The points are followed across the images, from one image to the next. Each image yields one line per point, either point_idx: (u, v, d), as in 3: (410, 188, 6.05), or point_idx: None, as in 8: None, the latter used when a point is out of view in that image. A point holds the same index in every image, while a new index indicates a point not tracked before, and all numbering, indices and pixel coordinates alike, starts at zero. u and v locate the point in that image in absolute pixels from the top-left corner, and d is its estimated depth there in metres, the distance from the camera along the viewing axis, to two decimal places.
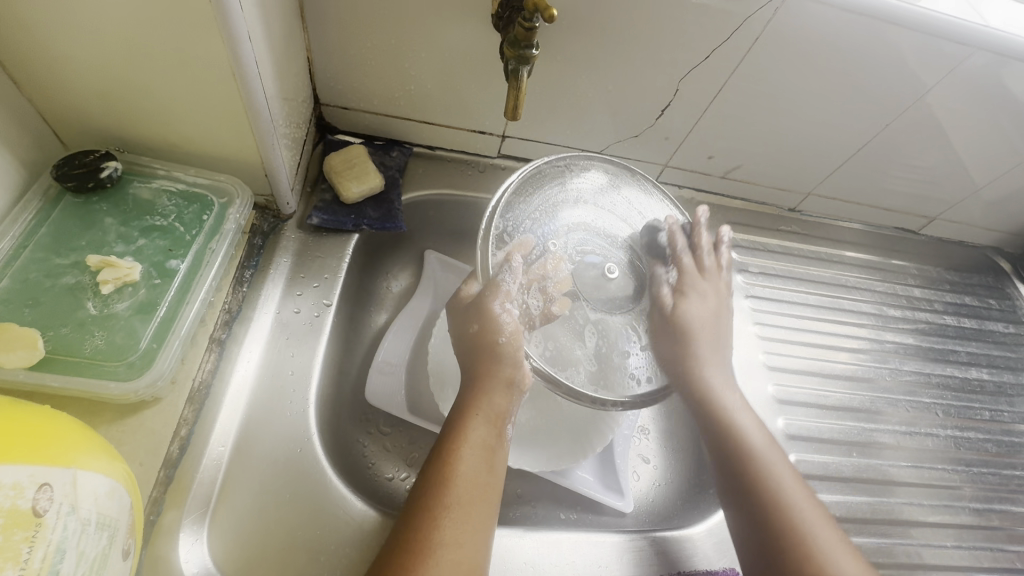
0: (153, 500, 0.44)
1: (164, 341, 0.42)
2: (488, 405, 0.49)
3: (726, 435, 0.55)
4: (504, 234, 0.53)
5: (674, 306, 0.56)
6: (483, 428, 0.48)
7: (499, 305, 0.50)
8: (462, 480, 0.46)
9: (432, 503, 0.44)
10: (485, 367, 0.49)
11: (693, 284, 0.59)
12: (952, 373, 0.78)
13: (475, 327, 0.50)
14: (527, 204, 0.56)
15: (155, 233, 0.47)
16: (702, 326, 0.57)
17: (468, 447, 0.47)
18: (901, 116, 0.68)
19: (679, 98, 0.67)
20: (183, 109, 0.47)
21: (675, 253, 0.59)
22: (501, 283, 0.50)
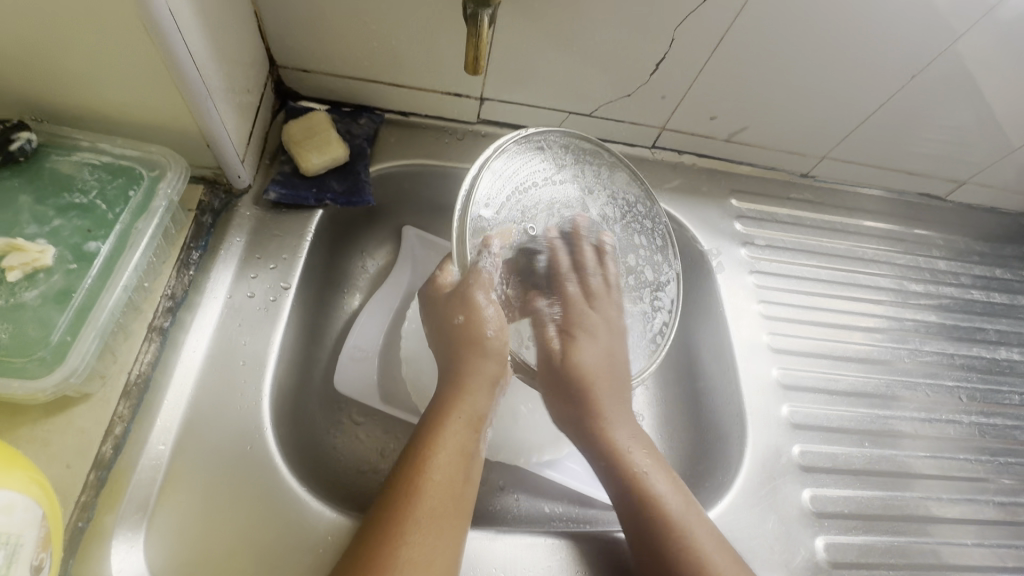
0: (82, 505, 0.40)
1: (80, 333, 0.38)
2: (470, 406, 0.44)
3: (624, 474, 0.49)
4: (483, 217, 0.46)
5: (562, 350, 0.50)
6: (462, 431, 0.44)
7: (484, 295, 0.46)
8: (435, 491, 0.41)
9: (398, 516, 0.39)
10: (469, 363, 0.45)
11: (582, 317, 0.51)
12: (978, 354, 0.71)
13: (461, 318, 0.45)
14: (506, 179, 0.49)
15: (73, 213, 0.42)
16: (597, 375, 0.50)
17: (443, 453, 0.42)
18: (930, 66, 0.60)
19: (675, 50, 0.59)
20: (97, 69, 0.41)
21: (559, 277, 0.51)
22: (483, 271, 0.45)
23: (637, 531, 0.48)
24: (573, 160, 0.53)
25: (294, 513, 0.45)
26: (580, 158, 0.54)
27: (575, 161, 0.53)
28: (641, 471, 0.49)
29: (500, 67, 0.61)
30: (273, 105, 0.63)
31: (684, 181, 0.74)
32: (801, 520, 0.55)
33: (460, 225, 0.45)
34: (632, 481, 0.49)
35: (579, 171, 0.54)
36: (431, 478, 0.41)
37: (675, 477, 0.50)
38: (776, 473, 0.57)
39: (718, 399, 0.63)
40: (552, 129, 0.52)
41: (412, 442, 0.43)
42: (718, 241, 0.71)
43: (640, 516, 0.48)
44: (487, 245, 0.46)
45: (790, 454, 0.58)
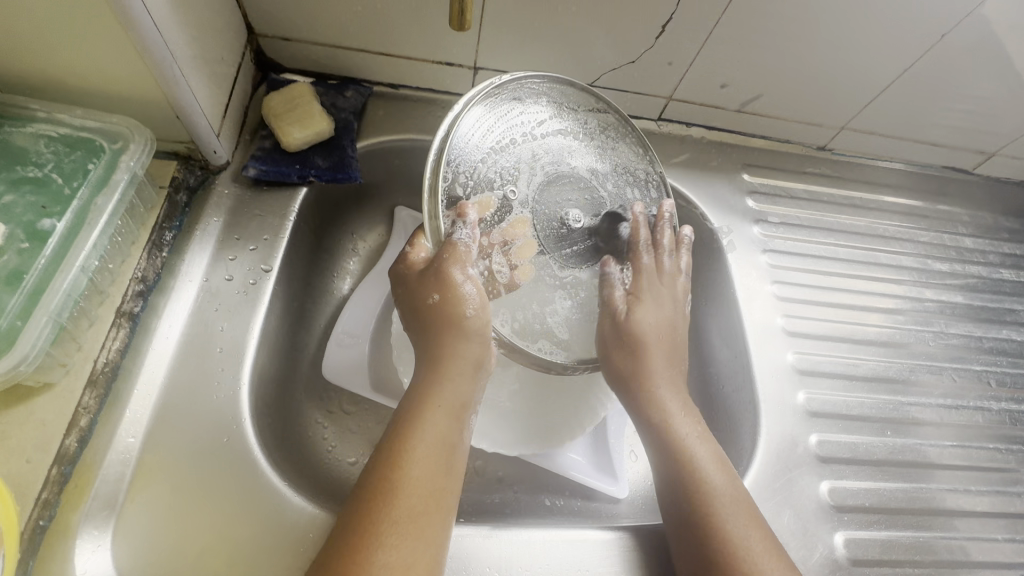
0: (43, 503, 0.37)
1: (31, 318, 0.36)
2: (451, 394, 0.41)
3: (678, 455, 0.46)
4: (456, 188, 0.42)
5: (630, 316, 0.46)
6: (444, 422, 0.41)
7: (459, 271, 0.41)
8: (414, 487, 0.38)
9: (374, 515, 0.36)
10: (448, 347, 0.42)
11: (654, 287, 0.48)
12: (1008, 337, 0.67)
13: (435, 297, 0.41)
14: (479, 142, 0.43)
15: (26, 187, 0.39)
16: (659, 342, 0.48)
17: (422, 445, 0.39)
18: (961, 25, 0.55)
19: (683, 10, 0.55)
20: (45, 34, 0.38)
21: (636, 246, 0.47)
22: (458, 245, 0.40)
23: (684, 513, 0.44)
24: (552, 112, 0.47)
25: (273, 510, 0.42)
26: (560, 110, 0.48)
27: (553, 112, 0.47)
28: (692, 448, 0.46)
29: (494, 33, 0.57)
30: (254, 77, 0.59)
31: (692, 155, 0.69)
32: (819, 514, 0.51)
33: (431, 196, 0.41)
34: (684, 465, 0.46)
35: (562, 124, 0.47)
36: (409, 474, 0.38)
37: (722, 455, 0.47)
38: (791, 464, 0.53)
39: (729, 385, 0.59)
40: (528, 76, 0.46)
41: (389, 434, 0.40)
42: (729, 218, 0.66)
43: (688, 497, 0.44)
44: (462, 214, 0.41)
45: (807, 443, 0.54)
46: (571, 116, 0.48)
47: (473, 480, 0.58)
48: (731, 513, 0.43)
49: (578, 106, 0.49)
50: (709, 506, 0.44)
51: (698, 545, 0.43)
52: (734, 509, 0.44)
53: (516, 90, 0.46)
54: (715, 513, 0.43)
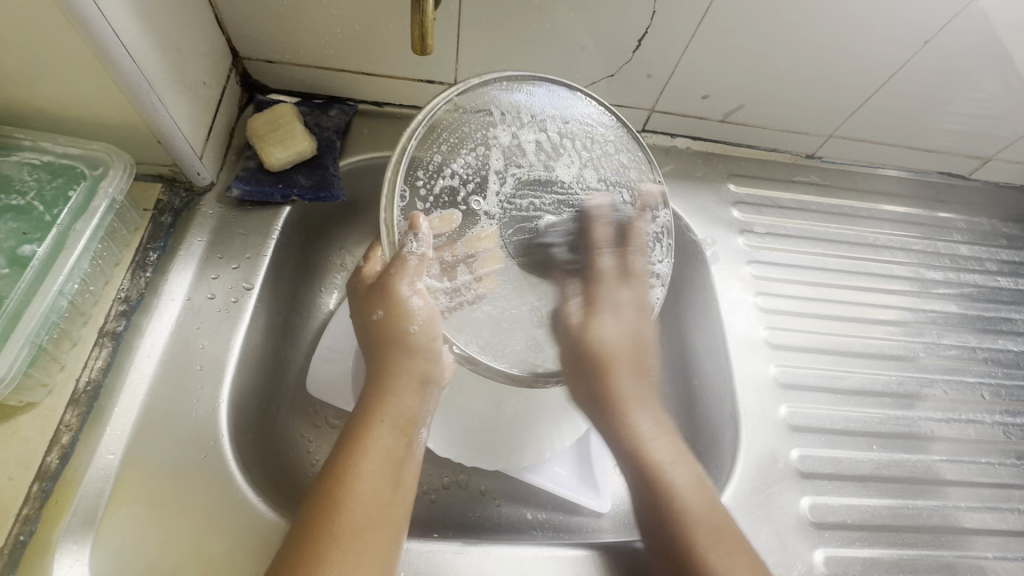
0: (24, 518, 0.39)
1: (8, 342, 0.37)
2: (395, 409, 0.42)
3: (643, 460, 0.47)
4: (415, 202, 0.42)
5: (582, 327, 0.45)
6: (389, 436, 0.42)
7: (407, 286, 0.41)
8: (357, 502, 0.39)
9: (318, 531, 0.37)
10: (396, 362, 0.42)
11: (614, 295, 0.47)
12: (1004, 347, 0.65)
13: (381, 313, 0.42)
14: (443, 154, 0.43)
15: (9, 214, 0.41)
16: (610, 348, 0.47)
17: (369, 459, 0.40)
18: (944, 30, 0.54)
19: (659, 24, 0.55)
20: (26, 68, 0.40)
21: (592, 241, 0.46)
22: (407, 258, 0.40)
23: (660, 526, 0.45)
24: (522, 114, 0.45)
25: (247, 524, 0.43)
26: (531, 113, 0.46)
27: (523, 117, 0.45)
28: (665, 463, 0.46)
29: (473, 50, 0.58)
30: (240, 98, 0.61)
31: (678, 166, 0.69)
32: (799, 530, 0.50)
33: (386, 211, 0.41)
34: (650, 472, 0.46)
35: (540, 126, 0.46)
36: (354, 489, 0.39)
37: (699, 473, 0.47)
38: (771, 479, 0.52)
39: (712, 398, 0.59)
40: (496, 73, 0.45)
41: (335, 451, 0.41)
42: (714, 229, 0.66)
43: (653, 505, 0.45)
44: (413, 226, 0.40)
45: (788, 458, 0.54)
46: (553, 120, 0.46)
47: (456, 494, 0.59)
48: (708, 529, 0.44)
49: (556, 105, 0.46)
50: (681, 523, 0.44)
51: (670, 558, 0.43)
52: (712, 525, 0.44)
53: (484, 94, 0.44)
54: (690, 525, 0.44)
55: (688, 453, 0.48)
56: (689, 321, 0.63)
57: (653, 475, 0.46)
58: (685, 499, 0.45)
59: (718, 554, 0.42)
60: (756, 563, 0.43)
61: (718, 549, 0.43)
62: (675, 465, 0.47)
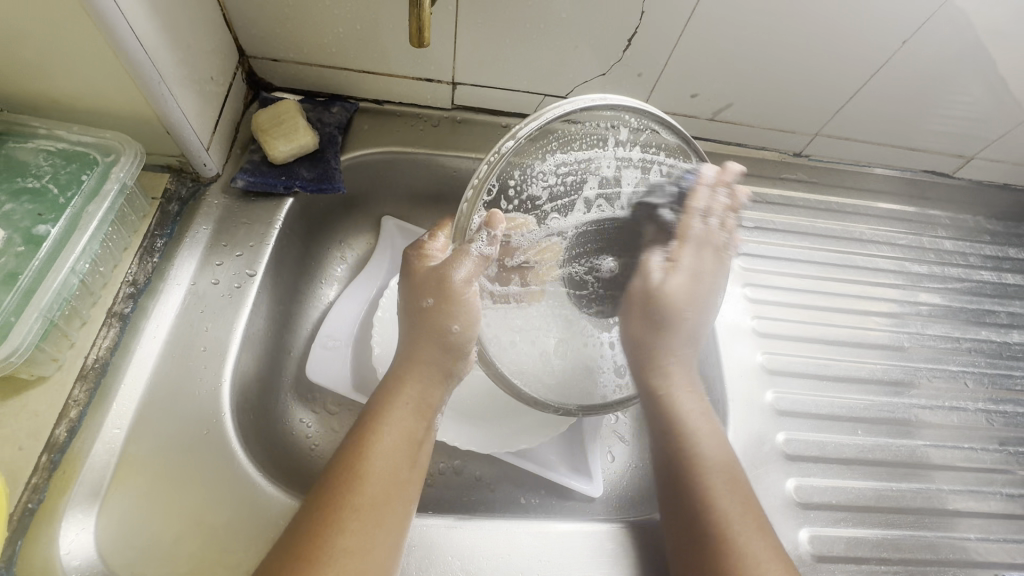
0: (33, 487, 0.40)
1: (23, 315, 0.39)
2: (420, 395, 0.44)
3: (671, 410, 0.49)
4: (501, 199, 0.45)
5: (659, 284, 0.49)
6: (410, 419, 0.43)
7: (462, 278, 0.44)
8: (376, 479, 0.40)
9: (337, 504, 0.39)
10: (426, 349, 0.44)
11: (693, 254, 0.50)
12: (987, 337, 0.67)
13: (431, 303, 0.44)
14: (539, 163, 0.46)
15: (25, 197, 0.43)
16: (682, 308, 0.50)
17: (389, 440, 0.42)
18: (921, 31, 0.56)
19: (648, 25, 0.57)
20: (45, 59, 0.42)
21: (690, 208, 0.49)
22: (470, 251, 0.43)
23: (676, 482, 0.47)
24: (625, 155, 0.48)
25: (247, 499, 0.44)
26: (633, 157, 0.48)
27: (624, 158, 0.48)
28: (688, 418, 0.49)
29: (470, 49, 0.60)
30: (245, 95, 0.63)
31: None
32: (785, 510, 0.52)
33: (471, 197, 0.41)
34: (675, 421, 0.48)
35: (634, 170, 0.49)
36: (373, 466, 0.41)
37: (718, 431, 0.49)
38: (759, 462, 0.54)
39: (702, 385, 0.60)
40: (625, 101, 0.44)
41: (354, 430, 0.43)
42: None
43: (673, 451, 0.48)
44: (490, 224, 0.42)
45: (775, 441, 0.55)
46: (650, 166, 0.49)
47: (452, 479, 0.60)
48: (722, 486, 0.46)
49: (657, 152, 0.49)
50: (699, 470, 0.46)
51: (684, 501, 0.46)
52: (726, 478, 0.46)
53: (606, 118, 0.45)
54: (705, 473, 0.46)
55: (710, 412, 0.51)
56: None
57: (676, 432, 0.48)
58: (701, 453, 0.47)
59: (729, 502, 0.45)
60: (762, 520, 0.45)
61: (729, 498, 0.45)
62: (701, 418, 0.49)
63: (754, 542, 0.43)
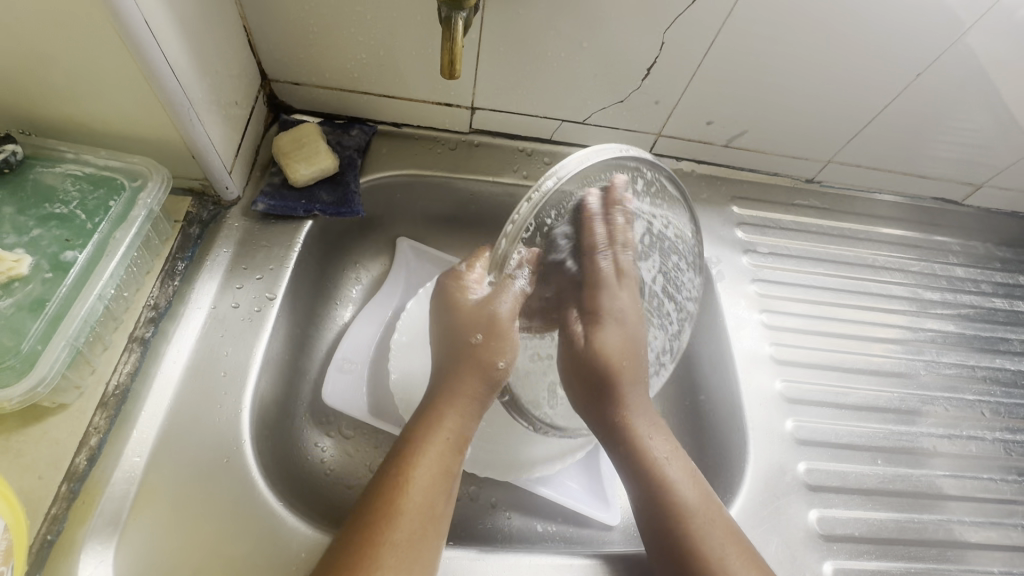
0: (52, 518, 0.40)
1: (50, 343, 0.39)
2: (461, 425, 0.46)
3: (640, 465, 0.47)
4: (536, 235, 0.45)
5: (586, 341, 0.50)
6: (450, 448, 0.45)
7: (506, 309, 0.47)
8: (412, 512, 0.41)
9: (379, 538, 0.39)
10: (467, 381, 0.47)
11: (613, 301, 0.49)
12: (1002, 366, 0.67)
13: (479, 339, 0.47)
14: (567, 204, 0.46)
15: (53, 222, 0.43)
16: (620, 360, 0.49)
17: (428, 469, 0.43)
18: (934, 66, 0.57)
19: (667, 54, 0.58)
20: (80, 85, 0.42)
21: (591, 243, 0.49)
22: (513, 282, 0.47)
23: (659, 524, 0.45)
24: (640, 206, 0.50)
25: (269, 530, 0.44)
26: (645, 208, 0.50)
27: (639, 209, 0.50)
28: (661, 460, 0.47)
29: (490, 76, 0.61)
30: (266, 117, 0.63)
31: None
32: (807, 542, 0.51)
33: (513, 226, 0.43)
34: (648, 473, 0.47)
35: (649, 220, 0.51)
36: (413, 496, 0.41)
37: (692, 469, 0.48)
38: (780, 492, 0.54)
39: (721, 412, 0.60)
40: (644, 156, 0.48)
41: (387, 464, 0.44)
42: (718, 249, 0.69)
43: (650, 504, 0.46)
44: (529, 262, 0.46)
45: (795, 471, 0.55)
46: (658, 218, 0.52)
47: (466, 505, 0.59)
48: (707, 523, 0.44)
49: (661, 206, 0.52)
50: (679, 516, 0.45)
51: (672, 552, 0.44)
52: (707, 520, 0.45)
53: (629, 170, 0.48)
54: (686, 521, 0.44)
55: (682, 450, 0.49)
56: (695, 336, 0.65)
57: (648, 474, 0.47)
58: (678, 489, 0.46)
59: (713, 546, 0.43)
60: (748, 549, 0.44)
61: (715, 539, 0.44)
62: (676, 463, 0.48)
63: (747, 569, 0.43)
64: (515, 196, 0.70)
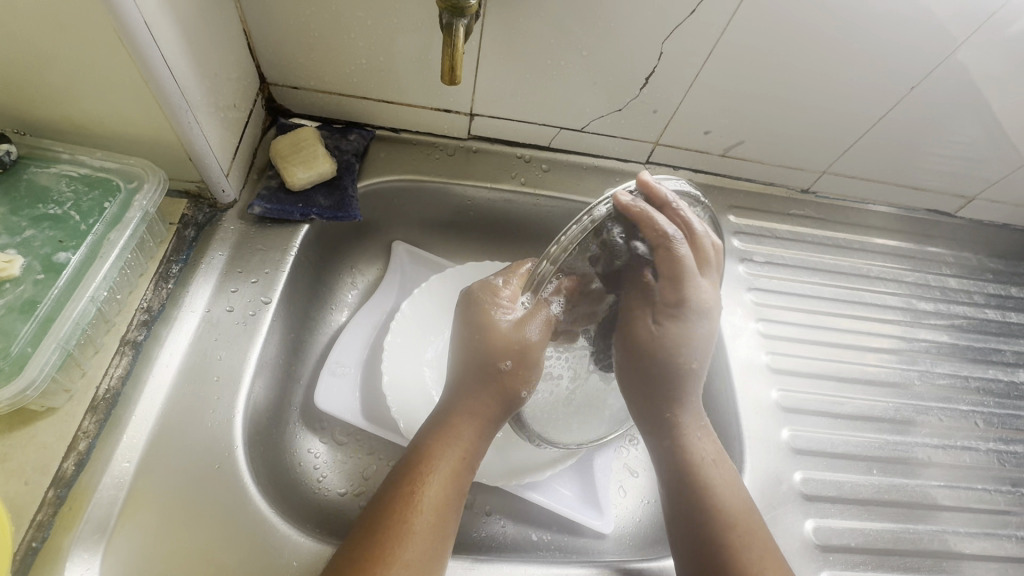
0: (37, 524, 0.39)
1: (40, 345, 0.38)
2: (475, 445, 0.44)
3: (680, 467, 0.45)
4: (584, 253, 0.45)
5: (653, 331, 0.46)
6: (463, 468, 0.44)
7: (539, 331, 0.46)
8: (426, 530, 0.40)
9: (384, 556, 0.38)
10: (487, 402, 0.45)
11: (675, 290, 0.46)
12: (995, 377, 0.67)
13: (509, 365, 0.45)
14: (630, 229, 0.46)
15: (46, 223, 0.43)
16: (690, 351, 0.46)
17: (439, 488, 0.42)
18: (928, 79, 0.58)
19: (665, 63, 0.59)
20: (75, 86, 0.42)
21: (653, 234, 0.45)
22: (546, 305, 0.47)
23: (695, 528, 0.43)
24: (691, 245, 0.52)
25: (260, 538, 0.43)
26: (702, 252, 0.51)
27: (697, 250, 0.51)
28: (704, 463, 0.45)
29: (489, 82, 0.61)
30: (264, 121, 0.63)
31: None
32: (803, 552, 0.51)
33: (568, 238, 0.44)
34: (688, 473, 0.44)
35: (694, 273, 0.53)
36: (423, 515, 0.40)
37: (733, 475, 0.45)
38: (776, 501, 0.53)
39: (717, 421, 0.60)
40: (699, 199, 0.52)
41: (399, 477, 0.42)
42: None
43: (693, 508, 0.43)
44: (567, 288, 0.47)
45: (792, 481, 0.55)
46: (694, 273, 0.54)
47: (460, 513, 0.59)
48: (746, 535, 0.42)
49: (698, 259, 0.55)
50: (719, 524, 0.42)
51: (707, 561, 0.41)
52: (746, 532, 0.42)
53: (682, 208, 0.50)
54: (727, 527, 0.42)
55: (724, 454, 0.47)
56: None
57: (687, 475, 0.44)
58: (724, 514, 0.43)
59: (754, 556, 0.41)
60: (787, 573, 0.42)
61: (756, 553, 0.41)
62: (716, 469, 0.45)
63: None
64: (512, 202, 0.70)
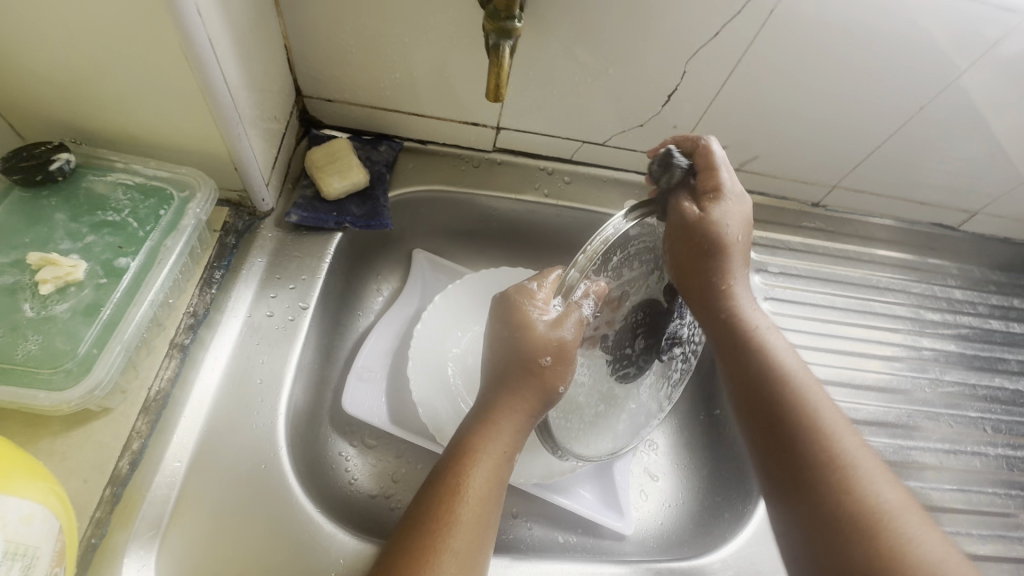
0: (96, 521, 0.40)
1: (105, 347, 0.40)
2: (514, 441, 0.45)
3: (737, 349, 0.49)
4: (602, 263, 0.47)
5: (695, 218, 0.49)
6: (502, 464, 0.45)
7: (573, 332, 0.46)
8: (470, 521, 0.41)
9: (435, 543, 0.40)
10: (525, 399, 0.46)
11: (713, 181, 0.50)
12: (1001, 385, 0.70)
13: (548, 362, 0.45)
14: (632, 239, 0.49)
15: (105, 229, 0.45)
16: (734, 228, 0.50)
17: (480, 483, 0.43)
18: (937, 99, 0.61)
19: (687, 82, 0.61)
20: (137, 100, 0.44)
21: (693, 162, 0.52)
22: (578, 308, 0.46)
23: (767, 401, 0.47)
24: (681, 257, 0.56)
25: (306, 535, 0.44)
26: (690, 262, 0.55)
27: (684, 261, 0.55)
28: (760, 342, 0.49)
29: (517, 98, 0.63)
30: (297, 132, 0.65)
31: None
32: None
33: (591, 249, 0.44)
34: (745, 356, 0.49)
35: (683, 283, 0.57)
36: (467, 508, 0.42)
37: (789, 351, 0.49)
38: None
39: None
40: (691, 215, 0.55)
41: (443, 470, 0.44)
42: None
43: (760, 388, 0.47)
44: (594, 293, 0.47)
45: None
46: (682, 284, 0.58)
47: None
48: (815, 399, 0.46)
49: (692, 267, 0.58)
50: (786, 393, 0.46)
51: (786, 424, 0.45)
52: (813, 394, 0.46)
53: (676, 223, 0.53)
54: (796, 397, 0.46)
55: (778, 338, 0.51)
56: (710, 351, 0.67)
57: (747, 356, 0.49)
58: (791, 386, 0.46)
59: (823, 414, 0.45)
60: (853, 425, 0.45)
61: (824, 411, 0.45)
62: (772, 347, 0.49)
63: (884, 486, 0.41)
64: (534, 213, 0.72)
